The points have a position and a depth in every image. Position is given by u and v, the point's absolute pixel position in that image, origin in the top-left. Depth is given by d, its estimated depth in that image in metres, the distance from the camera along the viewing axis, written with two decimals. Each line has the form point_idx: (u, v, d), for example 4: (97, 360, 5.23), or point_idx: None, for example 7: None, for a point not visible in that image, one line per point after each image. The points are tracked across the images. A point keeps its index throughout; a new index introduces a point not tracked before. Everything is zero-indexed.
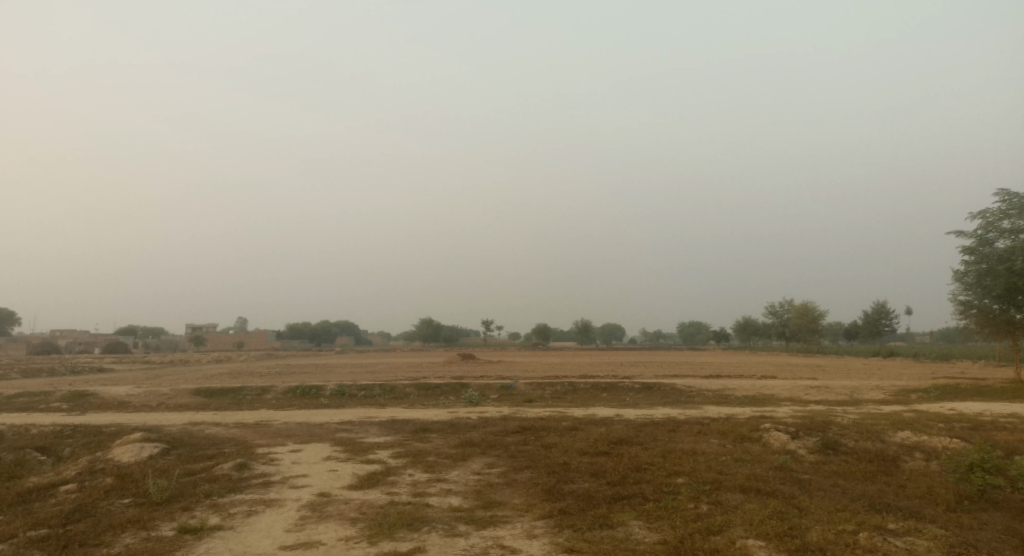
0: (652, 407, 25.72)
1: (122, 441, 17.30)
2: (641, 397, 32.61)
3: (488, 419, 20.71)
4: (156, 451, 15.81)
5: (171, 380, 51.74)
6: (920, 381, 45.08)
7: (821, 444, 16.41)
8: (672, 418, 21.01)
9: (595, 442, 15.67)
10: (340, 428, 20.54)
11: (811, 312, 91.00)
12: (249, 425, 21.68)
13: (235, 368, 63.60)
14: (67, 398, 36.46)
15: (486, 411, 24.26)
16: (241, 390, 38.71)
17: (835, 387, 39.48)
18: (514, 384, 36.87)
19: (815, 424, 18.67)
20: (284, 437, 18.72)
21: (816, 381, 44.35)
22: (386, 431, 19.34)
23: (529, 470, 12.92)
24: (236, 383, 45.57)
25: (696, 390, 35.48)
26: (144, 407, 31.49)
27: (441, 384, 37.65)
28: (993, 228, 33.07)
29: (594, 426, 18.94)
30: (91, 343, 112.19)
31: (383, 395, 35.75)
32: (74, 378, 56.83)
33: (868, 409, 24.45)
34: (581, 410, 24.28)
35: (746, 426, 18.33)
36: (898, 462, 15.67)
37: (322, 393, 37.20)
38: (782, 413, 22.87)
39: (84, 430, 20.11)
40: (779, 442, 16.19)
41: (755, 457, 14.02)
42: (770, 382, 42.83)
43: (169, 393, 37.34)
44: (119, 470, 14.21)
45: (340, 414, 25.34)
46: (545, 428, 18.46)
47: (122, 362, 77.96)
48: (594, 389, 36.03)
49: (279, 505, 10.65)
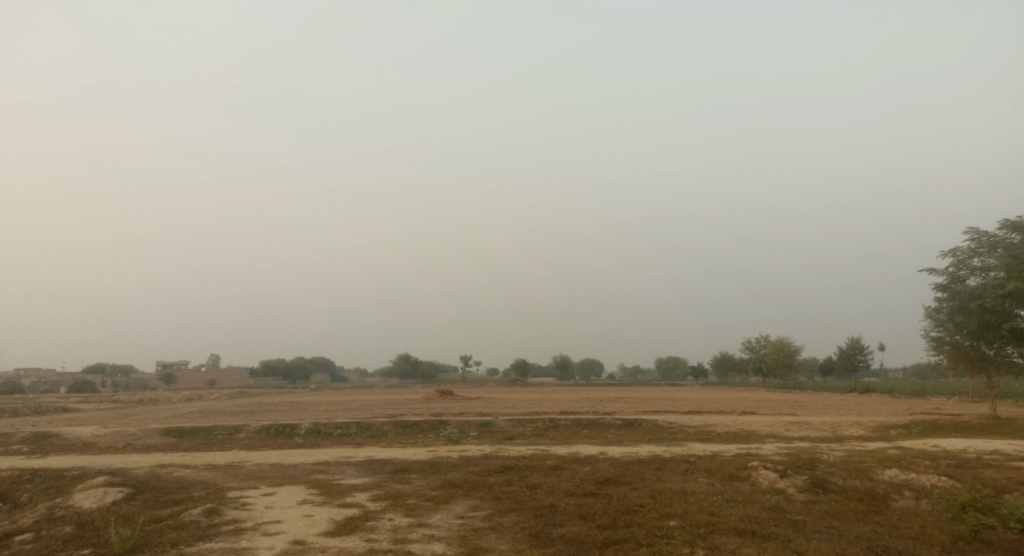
0: (635, 445, 25.31)
1: (84, 485, 16.44)
2: (623, 434, 32.18)
3: (470, 458, 20.13)
4: (120, 496, 14.99)
5: (139, 419, 50.05)
6: (898, 416, 45.23)
7: (810, 482, 16.12)
8: (657, 456, 20.60)
9: (581, 482, 15.22)
10: (315, 469, 19.79)
11: (787, 348, 91.50)
12: (220, 467, 20.82)
13: (207, 407, 61.91)
14: (28, 439, 35.00)
15: (466, 450, 23.63)
16: (212, 429, 37.53)
17: (816, 423, 39.41)
18: (494, 421, 36.22)
19: (802, 461, 18.41)
20: (256, 479, 17.96)
21: (796, 416, 44.26)
22: (364, 472, 18.67)
23: (515, 513, 12.42)
24: (207, 421, 44.21)
25: (678, 427, 35.15)
26: (109, 448, 30.27)
27: (419, 422, 36.83)
28: (964, 265, 33.61)
29: (579, 465, 18.48)
30: (56, 381, 108.85)
31: (360, 434, 34.85)
32: (36, 418, 54.74)
33: (852, 445, 24.30)
34: (564, 448, 23.77)
35: (734, 464, 18.01)
36: (888, 501, 15.42)
37: (296, 432, 36.17)
38: (767, 450, 22.59)
39: (44, 474, 19.13)
40: (768, 481, 15.87)
41: (746, 497, 13.67)
42: (750, 418, 42.64)
43: (136, 433, 36.04)
44: (79, 518, 13.40)
45: (315, 454, 24.54)
46: (529, 467, 17.95)
47: (89, 402, 75.47)
48: (576, 425, 35.53)
49: (251, 554, 10.03)
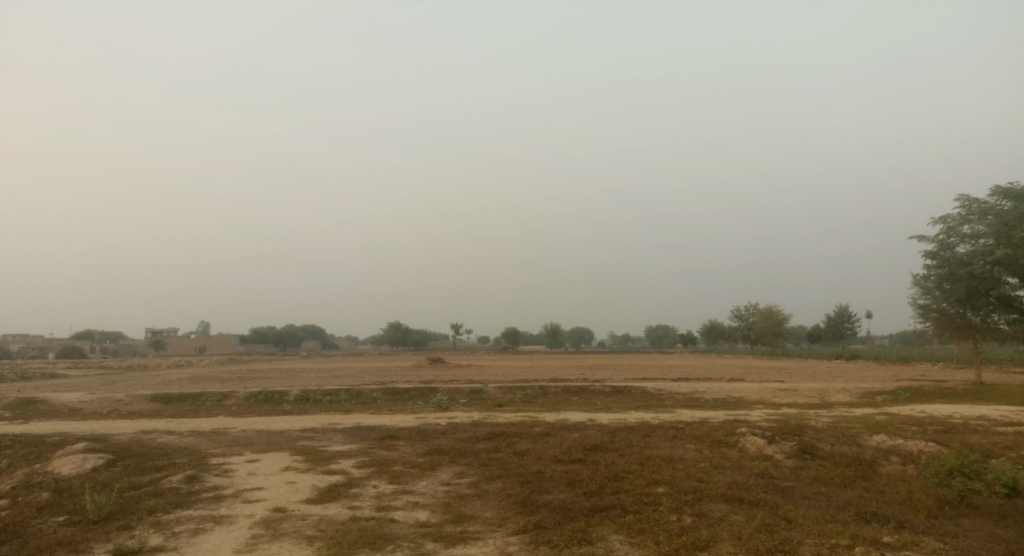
0: (624, 411, 25.23)
1: (64, 452, 16.14)
2: (612, 401, 32.21)
3: (458, 425, 19.99)
4: (100, 463, 14.72)
5: (127, 386, 49.79)
6: (884, 383, 45.62)
7: (798, 448, 16.07)
8: (646, 422, 20.53)
9: (569, 448, 15.09)
10: (301, 435, 19.60)
11: (775, 316, 91.97)
12: (205, 433, 20.59)
13: (196, 374, 61.74)
14: (13, 404, 34.65)
15: (455, 416, 23.52)
16: (200, 395, 37.33)
17: (803, 390, 39.64)
18: (484, 388, 36.20)
19: (790, 428, 18.37)
20: (241, 446, 17.75)
21: (784, 384, 44.53)
22: (350, 438, 18.49)
23: (501, 479, 12.25)
24: (196, 388, 44.02)
25: (667, 393, 35.23)
26: (95, 414, 29.94)
27: (409, 388, 36.76)
28: (954, 233, 33.46)
29: (567, 431, 18.37)
30: (44, 347, 108.29)
31: (349, 400, 34.75)
32: (24, 384, 54.43)
33: (840, 412, 24.33)
34: (553, 414, 23.71)
35: (722, 431, 17.93)
36: (876, 467, 15.41)
37: (285, 399, 36.03)
38: (756, 417, 22.57)
39: (25, 440, 18.84)
40: (756, 448, 15.79)
41: (734, 464, 13.57)
42: (738, 385, 42.89)
43: (124, 399, 35.78)
44: (57, 485, 13.14)
45: (302, 420, 24.35)
46: (517, 434, 17.82)
47: (77, 368, 75.03)
48: (565, 392, 35.54)
49: (230, 522, 9.82)
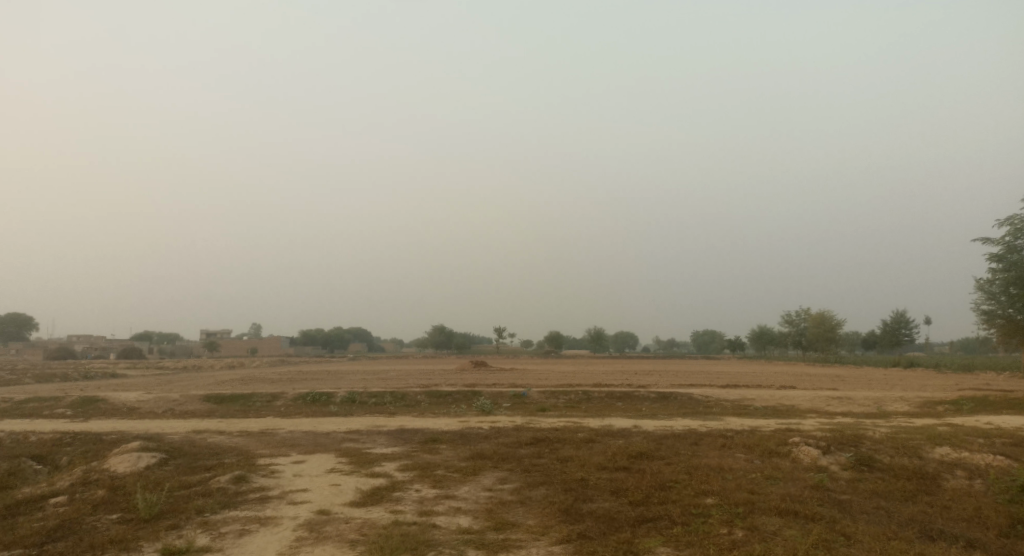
0: (670, 419, 24.70)
1: (119, 450, 16.62)
2: (658, 407, 31.61)
3: (501, 429, 19.88)
4: (153, 462, 15.08)
5: (182, 386, 51.34)
6: (945, 392, 43.69)
7: (855, 460, 15.40)
8: (693, 430, 20.03)
9: (614, 455, 14.78)
10: (346, 437, 19.76)
11: (828, 321, 89.30)
12: (254, 434, 20.95)
13: (247, 375, 63.29)
14: (75, 403, 36.05)
15: (498, 420, 23.42)
16: (251, 396, 38.18)
17: (858, 398, 38.22)
18: (527, 392, 36.04)
19: (846, 438, 17.65)
20: (288, 447, 17.97)
21: (837, 391, 43.09)
22: (394, 441, 18.54)
23: (544, 486, 12.05)
24: (247, 389, 45.09)
25: (715, 400, 34.44)
26: (151, 414, 30.90)
27: (453, 392, 36.86)
28: (1021, 235, 31.83)
29: (612, 438, 18.05)
30: (106, 348, 112.73)
31: (394, 403, 35.04)
32: (86, 383, 56.69)
33: (898, 421, 23.32)
34: (597, 420, 23.37)
35: (774, 440, 17.35)
36: (939, 481, 14.65)
37: (332, 400, 36.54)
38: (809, 425, 21.81)
39: (84, 438, 19.48)
40: (810, 459, 15.20)
41: (787, 475, 13.06)
42: (789, 392, 41.68)
43: (179, 398, 36.87)
44: (112, 482, 13.50)
45: (348, 422, 24.59)
46: (561, 439, 17.59)
47: (136, 368, 77.76)
48: (609, 398, 35.09)
49: (275, 523, 9.87)
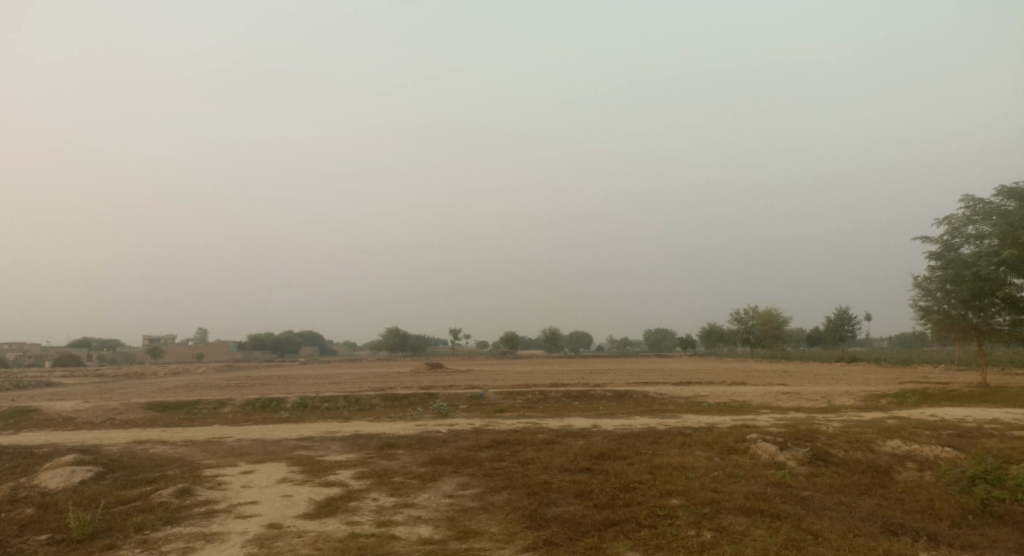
0: (628, 417, 24.70)
1: (51, 464, 15.56)
2: (614, 406, 31.67)
3: (459, 432, 19.46)
4: (89, 476, 14.15)
5: (123, 394, 49.19)
6: (888, 386, 45.12)
7: (812, 455, 15.56)
8: (652, 428, 20.04)
9: (576, 456, 14.57)
10: (298, 445, 19.02)
11: (775, 318, 91.59)
12: (200, 443, 20.03)
13: (193, 381, 61.07)
14: (6, 414, 34.05)
15: (456, 423, 23.00)
16: (197, 403, 36.74)
17: (806, 393, 39.15)
18: (484, 393, 35.70)
19: (802, 433, 17.85)
20: (236, 456, 17.19)
21: (786, 387, 44.04)
22: (348, 448, 17.93)
23: (506, 491, 11.71)
24: (192, 396, 43.41)
25: (669, 398, 34.75)
26: (88, 424, 29.34)
27: (408, 394, 36.25)
28: (958, 233, 33.05)
29: (572, 438, 17.84)
30: (42, 356, 107.70)
31: (347, 407, 34.19)
32: (19, 394, 53.76)
33: (848, 416, 23.81)
34: (555, 420, 23.19)
35: (732, 437, 17.42)
36: (892, 474, 14.91)
37: (283, 406, 35.47)
38: (764, 421, 22.06)
39: (13, 452, 18.25)
40: (768, 455, 15.28)
41: (749, 472, 13.05)
42: (741, 388, 42.41)
43: (119, 407, 35.21)
44: (42, 500, 12.57)
45: (300, 429, 23.79)
46: (520, 441, 17.30)
47: (73, 376, 74.22)
48: (566, 397, 35.03)
49: (222, 540, 9.28)
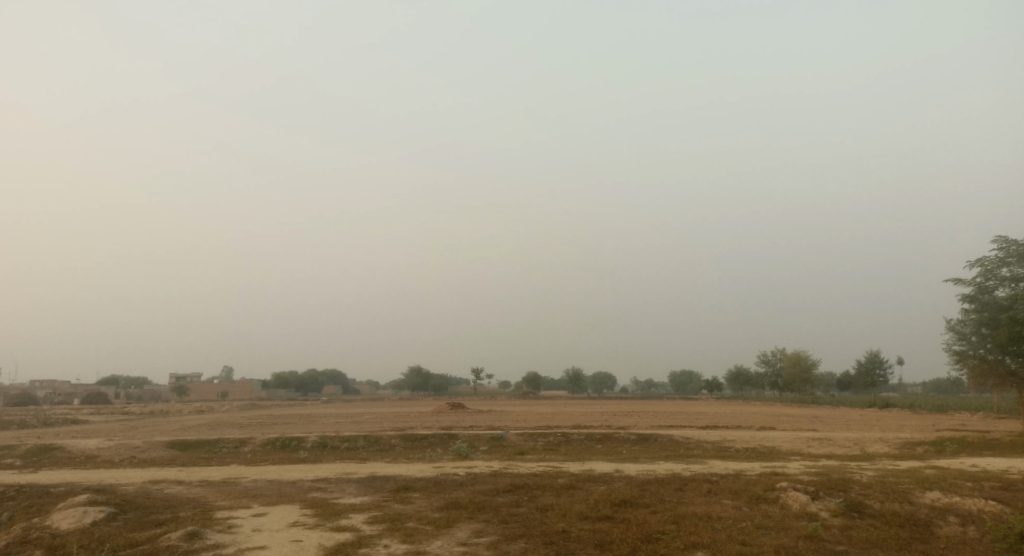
0: (653, 462, 24.00)
1: (64, 504, 15.42)
2: (639, 450, 30.86)
3: (477, 475, 18.99)
4: (101, 517, 13.96)
5: (147, 432, 49.41)
6: (924, 433, 43.51)
7: (845, 505, 14.82)
8: (677, 474, 19.38)
9: (596, 503, 14.05)
10: (314, 487, 18.69)
11: (804, 361, 89.65)
12: (215, 483, 19.80)
13: (216, 419, 61.14)
14: (30, 451, 34.23)
15: (476, 465, 22.55)
16: (218, 442, 36.63)
17: (838, 439, 37.86)
18: (505, 435, 35.12)
19: (835, 482, 17.08)
20: (250, 498, 16.91)
21: (817, 432, 42.72)
22: (364, 490, 17.55)
23: (523, 539, 11.24)
24: (214, 434, 43.38)
25: (695, 442, 33.84)
26: (109, 462, 29.34)
27: (429, 435, 35.80)
28: (992, 276, 32.12)
29: (593, 484, 17.27)
30: (71, 392, 109.08)
31: (367, 448, 33.82)
32: (46, 430, 54.35)
33: (884, 464, 22.82)
34: (577, 464, 22.59)
35: (760, 485, 16.71)
36: (932, 528, 14.11)
37: (303, 446, 35.20)
38: (794, 469, 21.22)
39: (30, 491, 18.18)
40: (799, 505, 14.58)
41: (778, 523, 12.40)
42: (769, 433, 41.21)
43: (141, 445, 35.24)
44: (52, 541, 12.37)
45: (317, 469, 23.46)
46: (539, 486, 16.77)
47: (100, 414, 74.89)
48: (589, 440, 34.29)
49: None
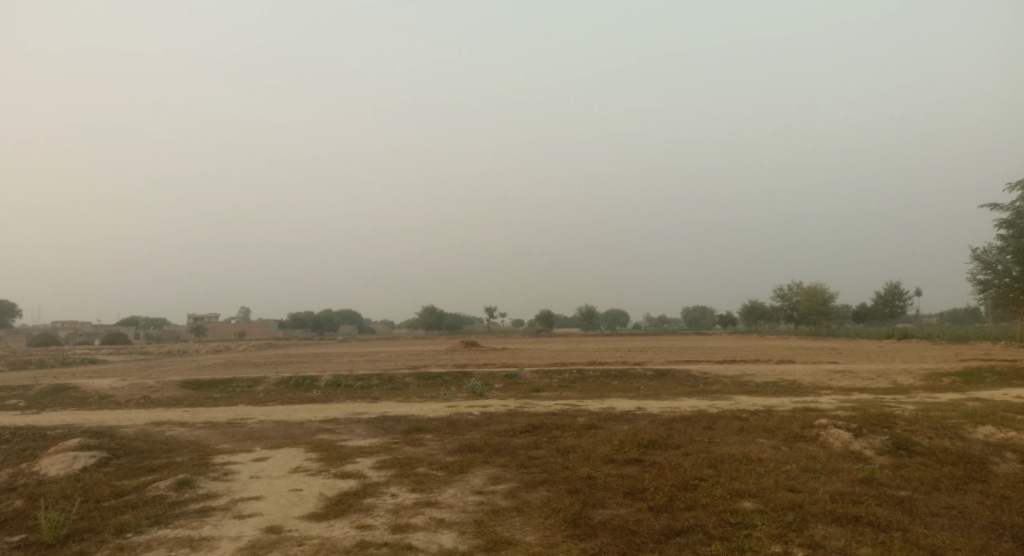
0: (676, 398, 22.89)
1: (54, 449, 14.51)
2: (656, 386, 29.84)
3: (492, 415, 17.95)
4: (92, 463, 13.05)
5: (162, 372, 48.98)
6: (949, 364, 42.23)
7: (892, 443, 13.60)
8: (704, 411, 18.24)
9: (622, 444, 12.92)
10: (322, 428, 17.72)
11: (820, 294, 88.20)
12: (220, 425, 18.91)
13: (232, 359, 60.92)
14: (43, 392, 33.90)
15: (490, 404, 21.55)
16: (231, 381, 36.09)
17: (861, 372, 36.78)
18: (520, 372, 34.26)
19: (877, 418, 15.80)
20: (254, 440, 16.03)
21: (838, 365, 41.67)
22: (373, 431, 16.59)
23: (544, 487, 10.13)
24: (228, 374, 43.03)
25: (714, 377, 32.85)
26: (118, 403, 28.69)
27: (442, 373, 35.03)
28: None
29: (616, 423, 16.16)
30: (92, 334, 109.96)
31: (380, 386, 33.10)
32: (64, 371, 54.35)
33: (920, 396, 21.51)
34: (597, 401, 21.54)
35: (797, 422, 15.46)
36: (989, 466, 12.88)
37: (316, 384, 34.63)
38: (827, 404, 19.94)
39: (25, 434, 17.35)
40: (841, 443, 13.40)
41: (827, 466, 11.14)
42: (790, 367, 40.24)
43: (154, 385, 34.76)
44: (35, 490, 11.44)
45: (327, 409, 22.62)
46: (559, 426, 15.70)
47: (118, 355, 74.90)
48: (605, 376, 33.35)
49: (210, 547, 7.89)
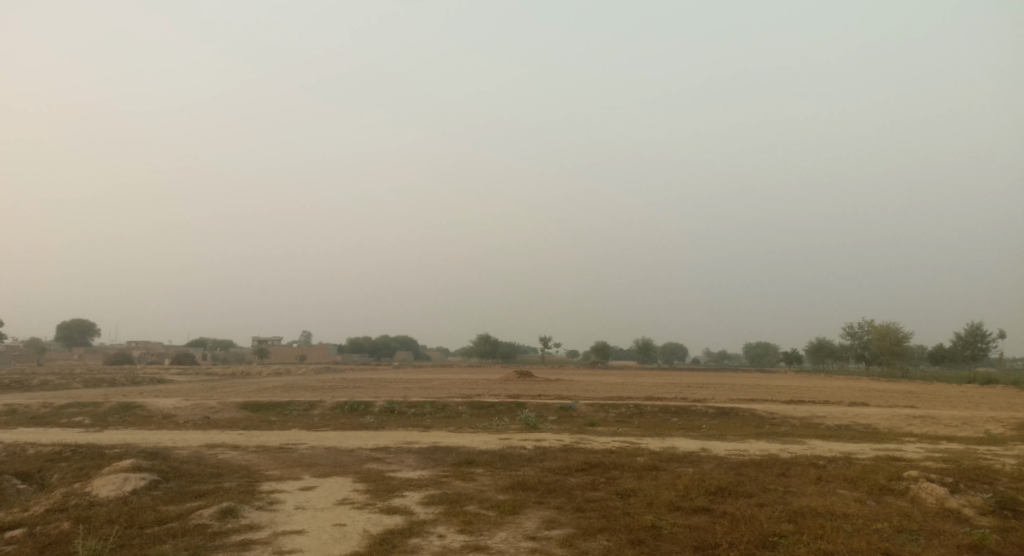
0: (742, 439, 21.52)
1: (107, 470, 14.47)
2: (719, 425, 28.39)
3: (546, 451, 17.09)
4: (141, 485, 12.89)
5: (224, 393, 50.04)
6: None
7: (995, 502, 12.12)
8: (774, 455, 16.95)
9: (687, 490, 11.93)
10: (372, 457, 17.25)
11: (893, 333, 83.51)
12: (271, 450, 18.73)
13: (291, 382, 61.80)
14: (110, 409, 34.83)
15: (544, 438, 20.73)
16: (288, 404, 36.32)
17: (943, 418, 34.13)
18: (575, 405, 33.23)
19: (974, 472, 14.23)
20: (302, 467, 15.68)
21: (917, 409, 38.92)
22: (423, 463, 16.03)
23: (604, 536, 9.28)
24: (285, 396, 43.55)
25: (781, 417, 31.03)
26: (179, 423, 29.13)
27: (496, 403, 34.35)
28: None
29: (679, 465, 15.11)
30: (162, 353, 114.17)
31: (433, 414, 32.69)
32: (133, 389, 56.17)
33: (1016, 449, 19.51)
34: (657, 440, 20.43)
35: (881, 472, 14.08)
36: None
37: (370, 410, 34.47)
38: (912, 452, 18.28)
39: (85, 452, 17.51)
40: (935, 499, 12.03)
41: (925, 526, 9.91)
42: (863, 409, 37.78)
43: (215, 406, 35.30)
44: (83, 512, 11.28)
45: (378, 437, 22.24)
46: (617, 466, 14.78)
47: (185, 374, 77.12)
48: (664, 413, 31.99)
49: None
